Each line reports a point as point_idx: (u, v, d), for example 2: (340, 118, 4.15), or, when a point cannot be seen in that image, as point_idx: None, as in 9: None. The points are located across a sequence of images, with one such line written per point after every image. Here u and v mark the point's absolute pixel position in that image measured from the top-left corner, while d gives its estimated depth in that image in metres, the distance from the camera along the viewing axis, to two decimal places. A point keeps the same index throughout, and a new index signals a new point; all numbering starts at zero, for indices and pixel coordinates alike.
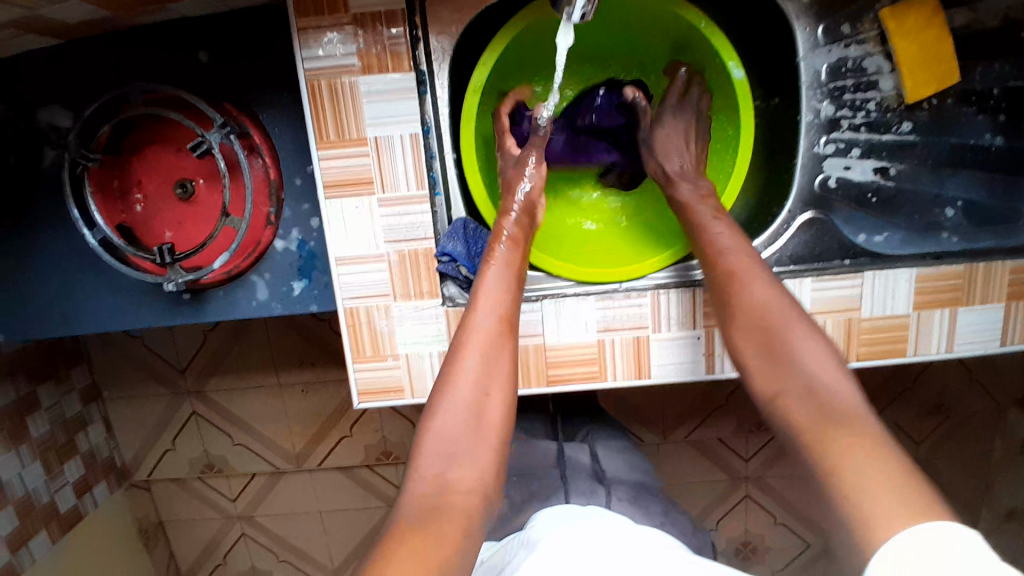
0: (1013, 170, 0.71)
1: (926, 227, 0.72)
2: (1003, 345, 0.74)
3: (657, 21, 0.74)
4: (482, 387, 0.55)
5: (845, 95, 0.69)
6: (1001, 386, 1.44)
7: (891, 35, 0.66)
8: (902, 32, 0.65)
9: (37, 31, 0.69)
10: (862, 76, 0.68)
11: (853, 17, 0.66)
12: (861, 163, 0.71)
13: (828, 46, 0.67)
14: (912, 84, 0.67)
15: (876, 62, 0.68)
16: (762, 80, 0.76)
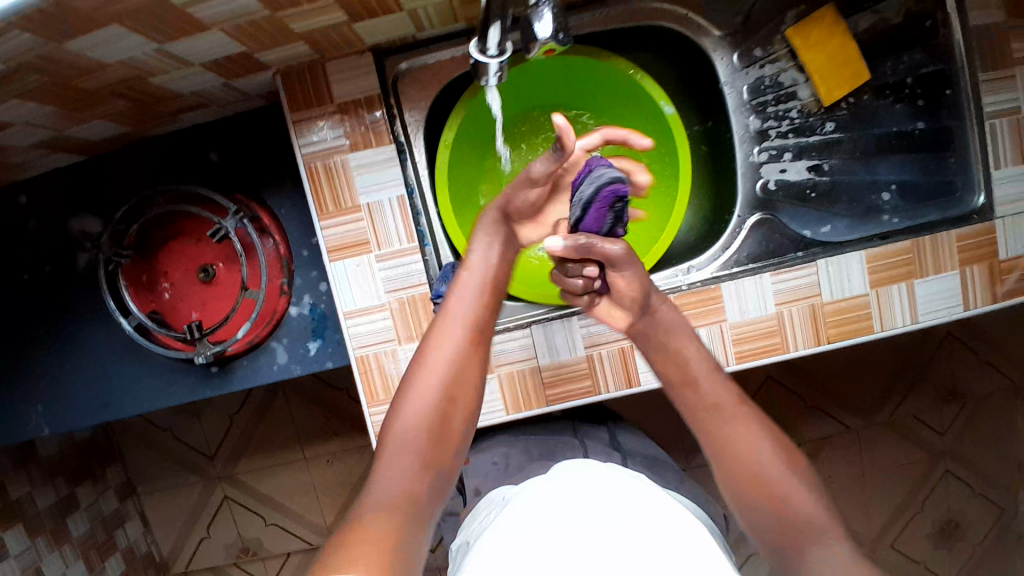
0: (939, 149, 0.80)
1: (868, 212, 0.81)
2: (968, 310, 0.79)
3: (591, 74, 0.81)
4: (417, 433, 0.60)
5: (769, 108, 0.79)
6: (1009, 362, 1.48)
7: (797, 51, 0.76)
8: (809, 46, 0.76)
9: (63, 150, 0.80)
10: (782, 89, 0.79)
11: (765, 42, 0.77)
12: (795, 164, 0.81)
13: (746, 70, 0.78)
14: (826, 89, 0.77)
15: (791, 75, 0.78)
16: (694, 107, 0.85)
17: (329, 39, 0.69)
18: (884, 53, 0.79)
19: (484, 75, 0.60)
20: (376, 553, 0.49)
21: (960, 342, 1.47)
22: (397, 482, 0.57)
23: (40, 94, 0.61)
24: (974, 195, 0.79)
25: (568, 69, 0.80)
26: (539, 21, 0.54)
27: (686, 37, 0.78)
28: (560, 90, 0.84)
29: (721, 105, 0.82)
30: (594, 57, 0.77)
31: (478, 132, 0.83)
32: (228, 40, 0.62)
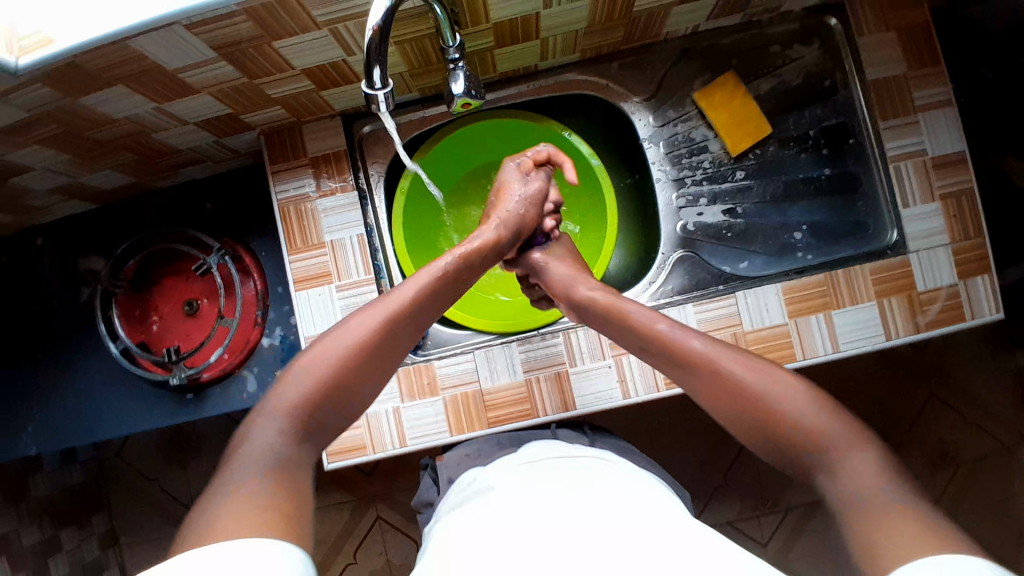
0: (845, 193, 0.89)
1: (781, 250, 0.89)
2: (890, 339, 0.84)
3: (528, 134, 0.94)
4: (300, 400, 0.63)
5: (683, 160, 0.90)
6: (999, 423, 1.46)
7: (705, 111, 0.89)
8: (713, 106, 0.88)
9: (78, 197, 0.93)
10: (695, 144, 0.90)
11: (677, 104, 0.90)
12: (710, 208, 0.90)
13: (661, 128, 0.90)
14: (732, 141, 0.89)
15: (701, 132, 0.90)
16: (624, 162, 0.97)
17: (303, 103, 0.81)
18: (789, 109, 0.90)
19: (375, 104, 0.64)
20: (260, 525, 0.50)
21: (943, 401, 1.46)
22: (270, 443, 0.59)
23: (57, 142, 0.75)
24: (887, 232, 0.87)
25: (508, 130, 0.94)
26: (456, 81, 0.67)
27: (608, 102, 0.91)
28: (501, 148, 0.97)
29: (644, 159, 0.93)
30: (528, 120, 0.91)
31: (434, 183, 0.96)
32: (215, 102, 0.75)
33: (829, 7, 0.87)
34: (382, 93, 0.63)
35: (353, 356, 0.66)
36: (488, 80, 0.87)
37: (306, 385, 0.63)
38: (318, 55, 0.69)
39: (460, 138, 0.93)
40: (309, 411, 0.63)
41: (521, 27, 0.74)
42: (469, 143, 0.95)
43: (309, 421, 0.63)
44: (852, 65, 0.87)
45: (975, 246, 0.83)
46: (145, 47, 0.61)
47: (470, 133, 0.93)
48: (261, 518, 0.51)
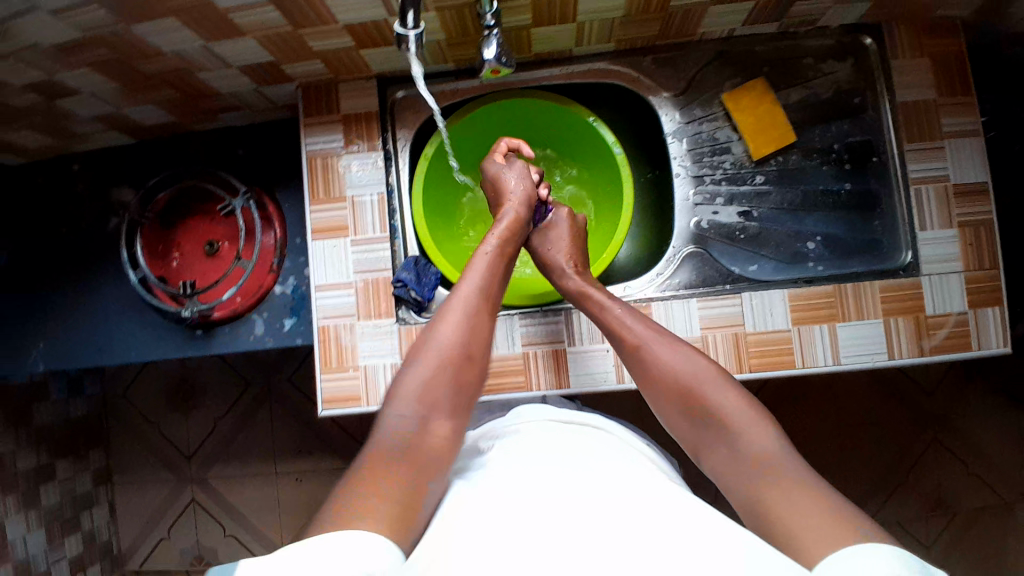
0: (864, 210, 0.89)
1: (791, 257, 0.90)
2: (892, 359, 0.83)
3: (555, 116, 0.96)
4: (428, 381, 0.67)
5: (705, 158, 0.92)
6: (1003, 477, 1.41)
7: (732, 112, 0.90)
8: (740, 109, 0.90)
9: (118, 128, 0.97)
10: (719, 143, 0.91)
11: (705, 103, 0.91)
12: (726, 209, 0.91)
13: (686, 125, 0.91)
14: (755, 145, 0.90)
15: (726, 132, 0.91)
16: (647, 157, 0.99)
17: (342, 60, 0.84)
18: (816, 121, 0.90)
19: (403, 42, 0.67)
20: (387, 509, 0.54)
21: (947, 447, 1.42)
22: (410, 423, 0.63)
23: (105, 68, 0.79)
24: (901, 253, 0.87)
25: (536, 112, 0.96)
26: (488, 47, 0.70)
27: (637, 95, 0.92)
28: (527, 128, 0.99)
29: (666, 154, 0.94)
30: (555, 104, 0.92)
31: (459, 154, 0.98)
32: (259, 48, 0.78)
33: (868, 26, 0.88)
34: (414, 34, 0.67)
35: (458, 335, 0.70)
36: (521, 60, 0.89)
37: (432, 366, 0.68)
38: (360, 13, 0.72)
39: (489, 114, 0.95)
40: (440, 390, 0.67)
41: (558, 9, 0.75)
42: (499, 120, 0.97)
43: (446, 397, 0.67)
44: (884, 86, 0.87)
45: (989, 277, 0.83)
46: None
47: (499, 109, 0.95)
48: (393, 502, 0.55)
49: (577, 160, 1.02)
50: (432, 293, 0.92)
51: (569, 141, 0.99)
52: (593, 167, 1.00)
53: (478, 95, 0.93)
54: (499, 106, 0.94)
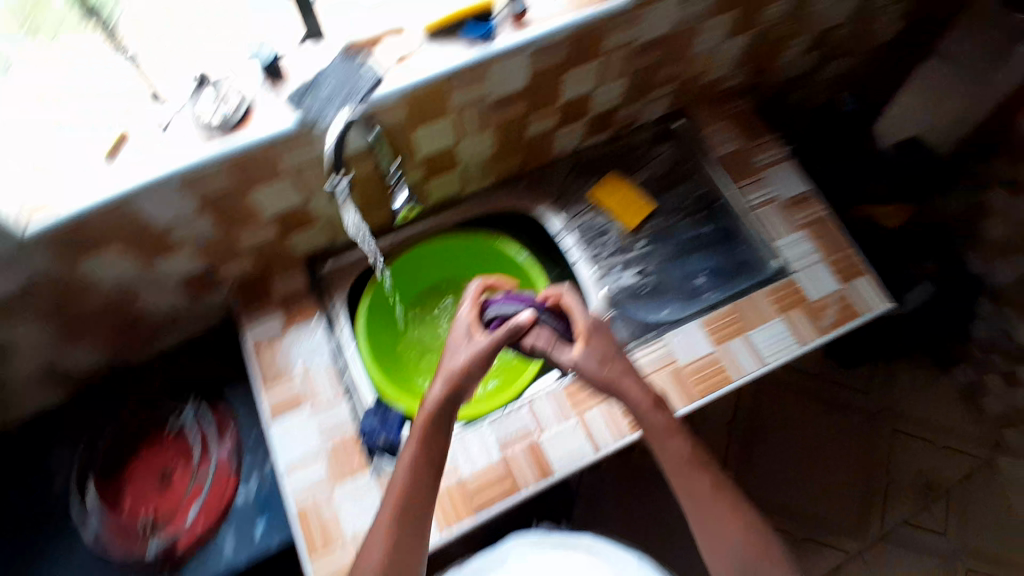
0: (728, 241, 1.06)
1: (694, 294, 1.02)
2: (804, 345, 0.96)
3: (465, 248, 1.08)
4: None
5: (593, 240, 1.06)
6: (963, 441, 1.52)
7: (599, 200, 1.08)
8: (604, 196, 1.08)
9: (51, 383, 0.98)
10: (600, 225, 1.07)
11: (578, 201, 1.08)
12: (625, 274, 1.04)
13: (569, 220, 1.07)
14: (626, 219, 1.07)
15: (601, 216, 1.07)
16: (549, 257, 1.11)
17: (271, 252, 0.95)
18: (666, 189, 1.10)
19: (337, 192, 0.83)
20: None
21: (907, 433, 1.53)
22: None
23: (43, 316, 0.83)
24: (771, 262, 1.02)
25: (445, 252, 1.08)
26: (399, 197, 0.89)
27: (524, 212, 1.10)
28: (443, 265, 1.10)
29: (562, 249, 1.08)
30: (458, 240, 1.06)
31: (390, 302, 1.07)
32: (194, 257, 0.87)
33: (671, 116, 1.13)
34: (343, 182, 0.81)
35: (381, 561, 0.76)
36: (426, 208, 1.05)
37: None
38: (281, 203, 0.85)
39: (407, 266, 1.06)
40: None
41: (443, 161, 0.92)
42: (416, 264, 1.07)
43: None
44: (706, 150, 1.10)
45: (839, 257, 1.01)
46: (143, 206, 0.73)
47: (416, 255, 1.06)
48: None
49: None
50: (399, 430, 0.92)
51: (481, 264, 1.11)
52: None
53: (389, 252, 1.05)
54: (415, 252, 1.05)
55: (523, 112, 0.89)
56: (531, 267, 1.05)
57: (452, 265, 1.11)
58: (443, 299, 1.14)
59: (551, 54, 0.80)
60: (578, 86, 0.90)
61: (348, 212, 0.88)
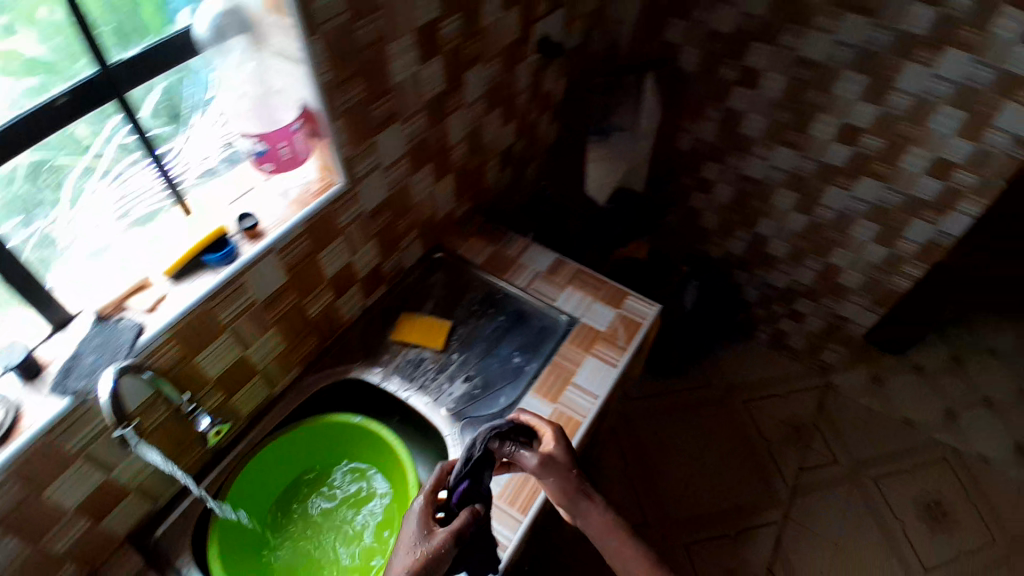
0: (521, 319, 1.17)
1: (517, 374, 1.10)
2: (617, 364, 1.11)
3: (300, 440, 1.04)
4: None
5: (413, 375, 1.08)
6: None
7: (405, 338, 1.12)
8: (406, 332, 1.12)
9: None
10: (415, 358, 1.10)
11: (385, 350, 1.11)
12: (455, 387, 1.08)
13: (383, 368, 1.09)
14: (433, 342, 1.12)
15: (411, 351, 1.11)
16: (383, 409, 1.10)
17: (90, 546, 0.87)
18: (454, 303, 1.18)
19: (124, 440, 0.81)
20: None
21: None
22: None
23: None
24: (559, 318, 1.17)
25: (280, 452, 1.03)
26: (200, 421, 0.89)
27: (341, 381, 1.08)
28: (285, 466, 1.04)
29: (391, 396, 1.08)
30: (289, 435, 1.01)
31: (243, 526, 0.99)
32: None
33: (431, 250, 1.25)
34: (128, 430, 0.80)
35: None
36: (241, 424, 1.02)
37: None
38: (84, 487, 0.81)
39: (245, 484, 0.99)
40: None
41: (237, 374, 0.95)
42: (256, 479, 1.01)
43: None
44: (471, 265, 1.23)
45: (603, 289, 1.21)
46: None
47: (252, 471, 1.00)
48: None
49: (337, 460, 1.09)
50: None
51: (323, 446, 1.07)
52: (355, 454, 1.08)
53: (221, 480, 0.98)
54: (248, 469, 0.99)
55: (292, 300, 0.97)
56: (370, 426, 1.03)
57: (294, 461, 1.06)
58: (300, 496, 1.07)
59: (295, 248, 0.91)
60: (335, 262, 1.01)
61: (150, 452, 0.85)
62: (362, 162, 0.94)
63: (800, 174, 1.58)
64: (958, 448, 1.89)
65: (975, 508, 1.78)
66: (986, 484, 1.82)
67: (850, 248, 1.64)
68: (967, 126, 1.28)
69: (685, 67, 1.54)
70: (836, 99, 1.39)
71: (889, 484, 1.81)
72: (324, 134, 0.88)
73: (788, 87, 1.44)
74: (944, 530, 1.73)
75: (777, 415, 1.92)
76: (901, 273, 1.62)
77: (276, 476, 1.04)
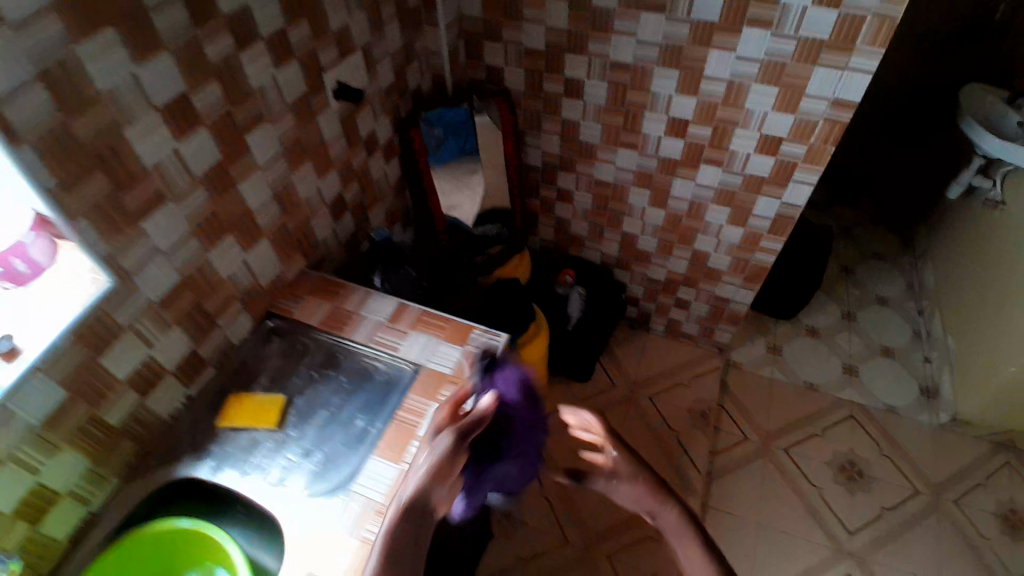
0: (364, 379, 1.12)
1: (359, 438, 1.05)
2: (462, 408, 1.05)
3: (133, 558, 0.94)
4: None
5: (247, 460, 1.02)
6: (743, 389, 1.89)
7: (234, 424, 1.05)
8: (236, 415, 1.06)
9: None
10: (248, 443, 1.04)
11: (215, 437, 1.04)
12: (292, 467, 1.01)
13: (211, 457, 1.02)
14: (266, 422, 1.05)
15: (241, 435, 1.05)
16: (225, 507, 1.03)
17: None
18: (290, 375, 1.13)
19: None
20: None
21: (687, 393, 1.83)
22: None
23: None
24: (404, 369, 1.12)
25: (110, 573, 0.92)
26: None
27: (172, 481, 1.01)
28: None
29: (225, 487, 1.01)
30: (116, 551, 0.91)
31: None
32: None
33: (263, 319, 1.18)
34: None
35: None
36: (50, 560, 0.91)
37: None
38: None
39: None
40: None
41: (30, 504, 0.85)
42: None
43: None
44: (307, 327, 1.17)
45: (450, 328, 1.17)
46: None
47: None
48: None
49: None
50: None
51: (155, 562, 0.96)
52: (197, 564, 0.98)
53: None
54: None
55: (82, 409, 0.89)
56: (200, 526, 0.95)
57: None
58: None
59: (68, 359, 0.84)
60: (125, 364, 0.93)
61: None
62: (129, 254, 0.88)
63: (646, 173, 1.61)
64: (862, 402, 1.94)
65: (886, 460, 1.82)
66: (893, 432, 1.88)
67: (710, 233, 1.68)
68: (781, 102, 1.32)
69: (513, 87, 1.55)
70: (656, 97, 1.42)
71: (801, 450, 1.85)
72: (59, 245, 0.87)
73: (610, 93, 1.46)
74: (860, 489, 1.77)
75: (684, 403, 1.94)
76: (760, 249, 1.67)
77: None
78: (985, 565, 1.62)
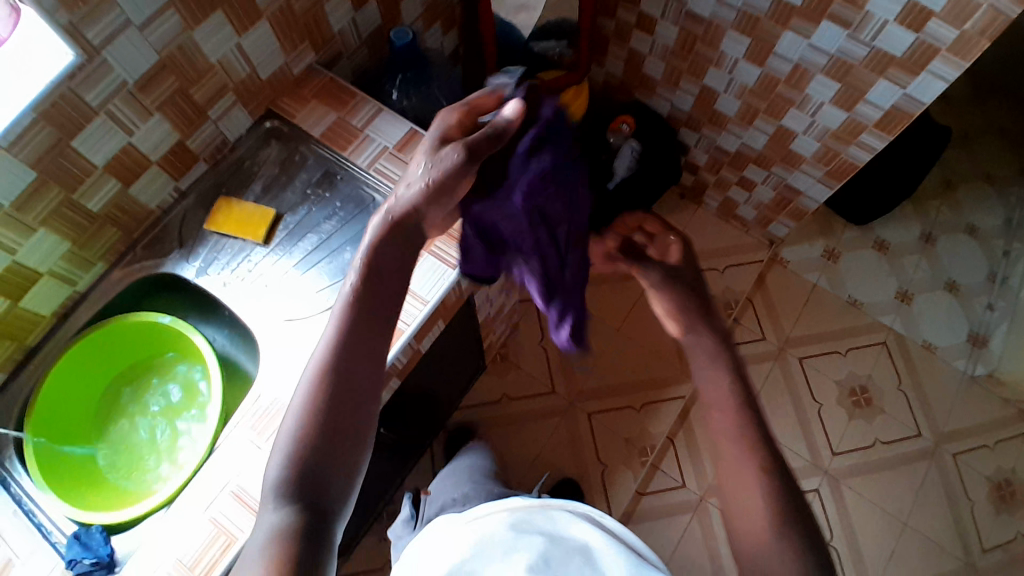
0: (360, 207, 1.00)
1: (346, 271, 0.96)
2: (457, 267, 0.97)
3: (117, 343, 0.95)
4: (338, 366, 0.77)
5: (230, 269, 0.97)
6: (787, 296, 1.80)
7: (221, 231, 0.98)
8: (223, 220, 0.98)
9: None
10: (231, 254, 0.97)
11: (200, 241, 0.98)
12: (273, 286, 0.96)
13: (195, 258, 0.97)
14: (252, 233, 0.98)
15: (225, 241, 0.98)
16: (210, 309, 1.01)
17: None
18: (284, 187, 1.02)
19: None
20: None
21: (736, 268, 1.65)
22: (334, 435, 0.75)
23: None
24: None
25: (90, 357, 0.94)
26: None
27: (157, 275, 0.97)
28: (101, 366, 0.97)
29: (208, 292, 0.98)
30: (88, 341, 0.92)
31: (57, 428, 0.93)
32: None
33: (263, 117, 1.05)
34: None
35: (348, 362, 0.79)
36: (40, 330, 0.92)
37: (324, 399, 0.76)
38: None
39: (54, 401, 0.92)
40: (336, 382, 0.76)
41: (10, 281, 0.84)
42: (68, 381, 0.93)
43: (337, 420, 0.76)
44: (307, 137, 1.04)
45: None
46: None
47: (61, 375, 0.92)
48: None
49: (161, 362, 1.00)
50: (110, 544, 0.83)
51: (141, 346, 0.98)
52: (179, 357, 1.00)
53: (30, 389, 0.92)
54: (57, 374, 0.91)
55: (57, 193, 0.83)
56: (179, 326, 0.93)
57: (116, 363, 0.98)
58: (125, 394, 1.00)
59: (35, 137, 0.77)
60: (100, 150, 0.84)
61: None
62: (96, 26, 0.76)
63: (751, 15, 1.27)
64: (902, 333, 1.79)
65: (902, 396, 1.73)
66: (922, 371, 1.75)
67: (805, 110, 1.39)
68: None
69: None
70: None
71: (817, 365, 1.76)
72: (19, 11, 0.74)
73: None
74: (863, 416, 1.71)
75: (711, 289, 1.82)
76: (857, 143, 1.38)
77: (93, 379, 0.97)
78: (955, 516, 1.62)
